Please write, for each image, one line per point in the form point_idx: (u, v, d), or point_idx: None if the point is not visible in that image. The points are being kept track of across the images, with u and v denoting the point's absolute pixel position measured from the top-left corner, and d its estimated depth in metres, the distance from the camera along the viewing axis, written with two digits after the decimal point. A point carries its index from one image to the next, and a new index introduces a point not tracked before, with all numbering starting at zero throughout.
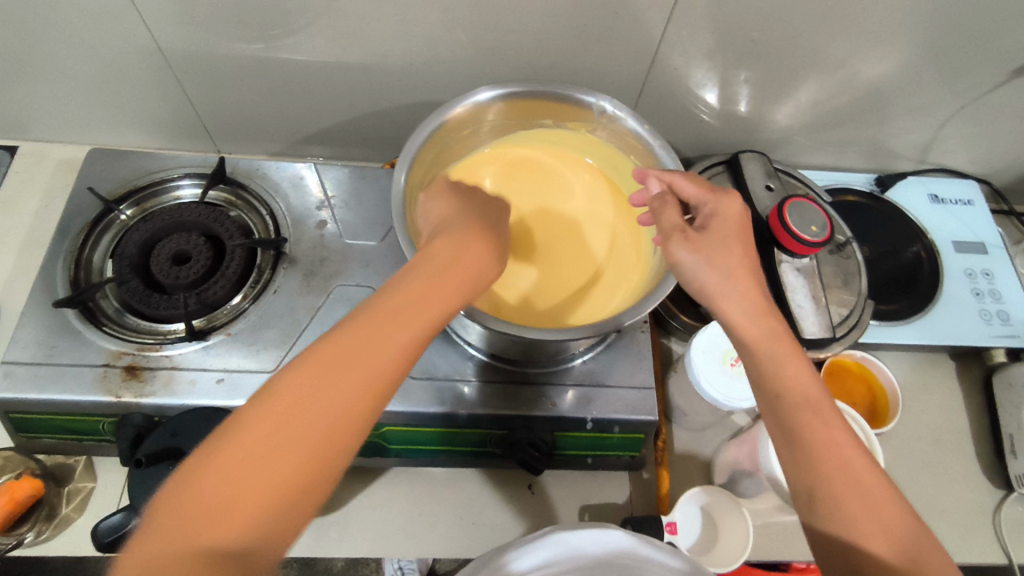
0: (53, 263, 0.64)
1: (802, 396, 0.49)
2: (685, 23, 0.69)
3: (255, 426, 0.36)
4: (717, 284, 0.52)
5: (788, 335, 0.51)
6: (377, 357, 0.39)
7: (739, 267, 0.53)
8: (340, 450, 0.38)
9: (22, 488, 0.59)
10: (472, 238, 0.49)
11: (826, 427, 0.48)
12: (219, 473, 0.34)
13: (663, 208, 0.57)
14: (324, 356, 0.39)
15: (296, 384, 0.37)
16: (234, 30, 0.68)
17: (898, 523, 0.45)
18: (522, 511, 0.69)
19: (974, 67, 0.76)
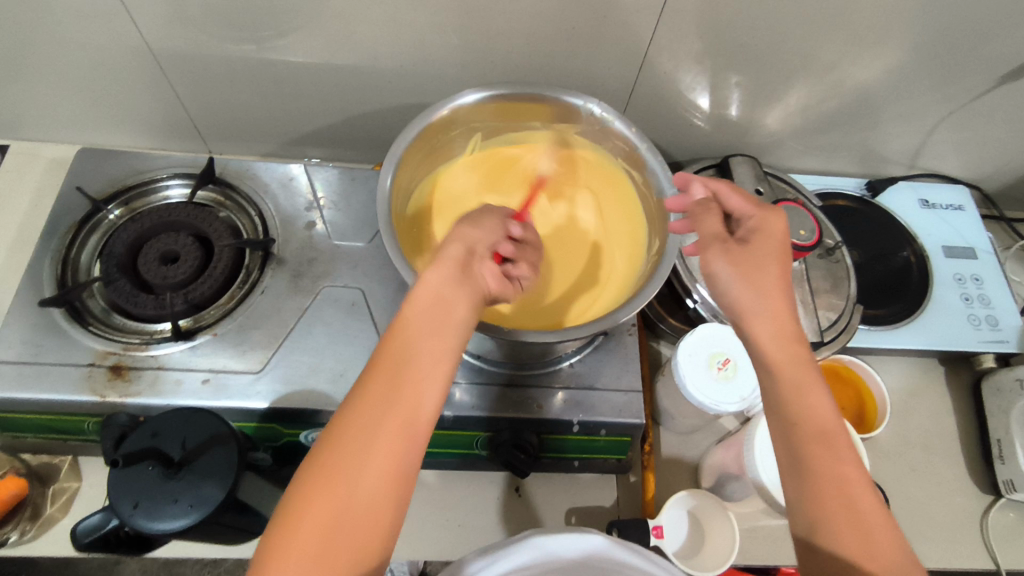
0: (40, 262, 0.64)
1: (819, 426, 0.49)
2: (674, 26, 0.69)
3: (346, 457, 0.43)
4: (754, 297, 0.53)
5: (812, 367, 0.51)
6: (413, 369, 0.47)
7: (767, 280, 0.54)
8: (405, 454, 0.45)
9: (6, 487, 0.58)
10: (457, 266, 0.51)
11: (835, 459, 0.48)
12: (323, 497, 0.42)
13: (704, 215, 0.57)
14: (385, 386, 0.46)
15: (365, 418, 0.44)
16: (224, 31, 0.68)
17: (894, 558, 0.44)
18: (509, 513, 0.69)
19: (963, 73, 0.77)
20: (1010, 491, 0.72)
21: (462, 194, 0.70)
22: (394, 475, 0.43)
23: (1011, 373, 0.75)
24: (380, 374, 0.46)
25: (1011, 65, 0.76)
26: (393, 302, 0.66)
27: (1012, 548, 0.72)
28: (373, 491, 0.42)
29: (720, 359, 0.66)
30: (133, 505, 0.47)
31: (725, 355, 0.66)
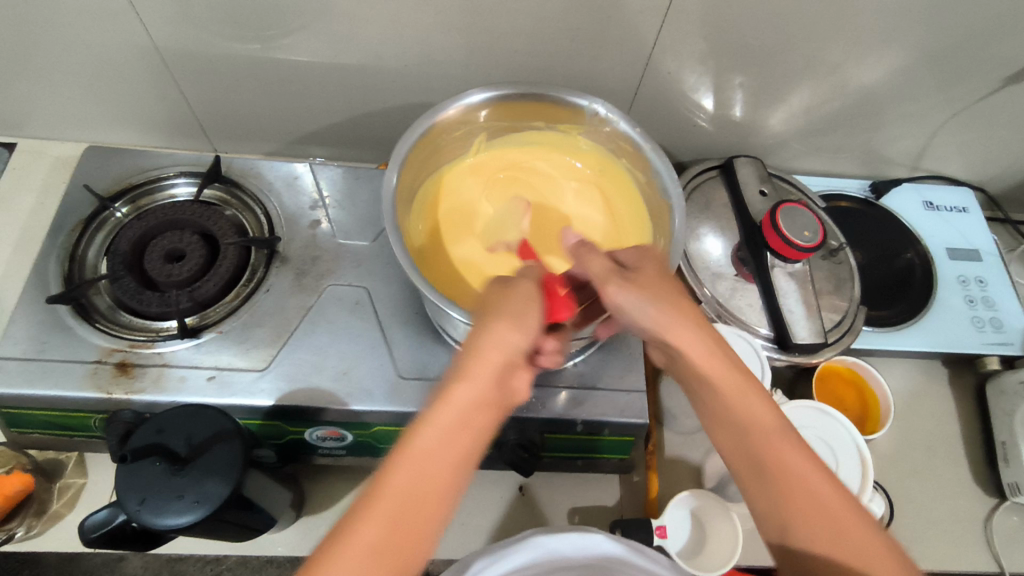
0: (46, 259, 0.64)
1: (768, 440, 0.49)
2: (678, 27, 0.69)
3: (365, 525, 0.40)
4: (694, 314, 0.52)
5: (755, 389, 0.50)
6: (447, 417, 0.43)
7: (662, 283, 0.52)
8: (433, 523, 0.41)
9: (11, 483, 0.59)
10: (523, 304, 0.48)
11: (789, 457, 0.48)
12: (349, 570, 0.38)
13: (587, 254, 0.54)
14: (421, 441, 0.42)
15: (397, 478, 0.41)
16: (229, 31, 0.68)
17: (866, 541, 0.45)
18: (511, 512, 0.69)
19: (967, 75, 0.77)
20: (1015, 494, 0.72)
21: (464, 192, 0.69)
22: (405, 560, 0.40)
23: (1015, 376, 0.75)
24: (405, 466, 0.41)
25: (1015, 68, 0.76)
26: (397, 301, 0.67)
27: (1015, 551, 0.72)
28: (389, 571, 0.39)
29: None
30: (140, 500, 0.47)
31: None
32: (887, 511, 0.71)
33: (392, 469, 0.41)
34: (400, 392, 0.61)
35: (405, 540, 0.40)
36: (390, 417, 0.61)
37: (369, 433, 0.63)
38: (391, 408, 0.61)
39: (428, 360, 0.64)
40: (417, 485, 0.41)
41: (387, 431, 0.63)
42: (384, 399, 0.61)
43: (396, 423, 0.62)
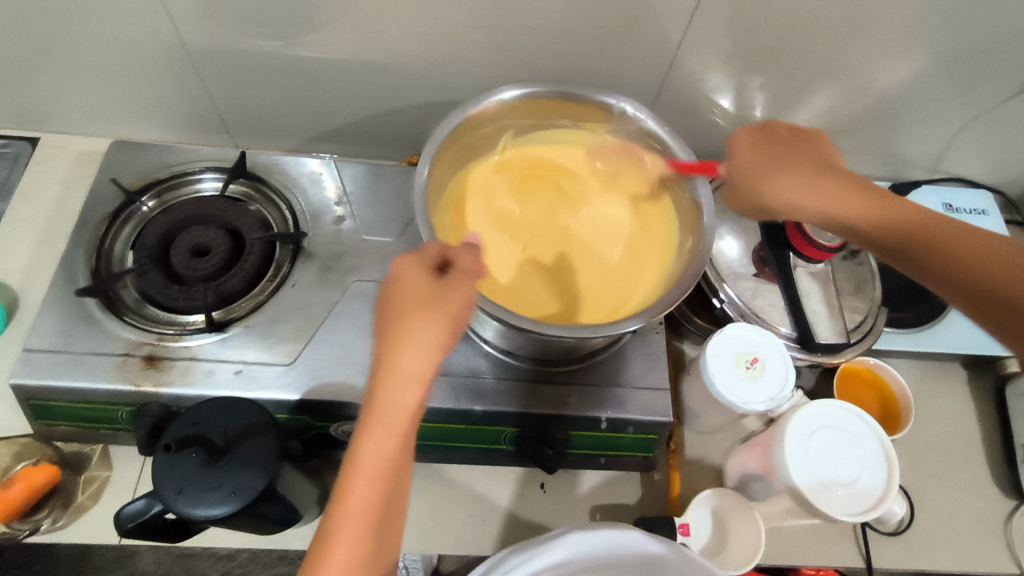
0: (74, 252, 0.65)
1: (988, 249, 0.51)
2: (703, 27, 0.69)
3: (349, 510, 0.44)
4: (862, 198, 0.56)
5: (878, 193, 0.56)
6: (400, 410, 0.46)
7: (817, 178, 0.57)
8: (397, 491, 0.47)
9: (38, 475, 0.59)
10: (418, 309, 0.48)
11: (1004, 277, 0.49)
12: (341, 548, 0.43)
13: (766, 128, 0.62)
14: (378, 435, 0.45)
15: (366, 466, 0.45)
16: (256, 27, 0.69)
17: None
18: (532, 509, 0.69)
19: (989, 78, 0.77)
20: None
21: (491, 190, 0.69)
22: (383, 525, 0.46)
23: None
24: (375, 483, 0.45)
25: None
26: None
27: None
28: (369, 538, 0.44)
29: (747, 358, 0.66)
30: (178, 490, 0.47)
31: (752, 354, 0.66)
32: (907, 513, 0.72)
33: (361, 490, 0.44)
34: (425, 388, 0.62)
35: (384, 532, 0.46)
36: None
37: None
38: None
39: (452, 356, 0.64)
40: (381, 470, 0.45)
41: None
42: None
43: (421, 418, 0.62)
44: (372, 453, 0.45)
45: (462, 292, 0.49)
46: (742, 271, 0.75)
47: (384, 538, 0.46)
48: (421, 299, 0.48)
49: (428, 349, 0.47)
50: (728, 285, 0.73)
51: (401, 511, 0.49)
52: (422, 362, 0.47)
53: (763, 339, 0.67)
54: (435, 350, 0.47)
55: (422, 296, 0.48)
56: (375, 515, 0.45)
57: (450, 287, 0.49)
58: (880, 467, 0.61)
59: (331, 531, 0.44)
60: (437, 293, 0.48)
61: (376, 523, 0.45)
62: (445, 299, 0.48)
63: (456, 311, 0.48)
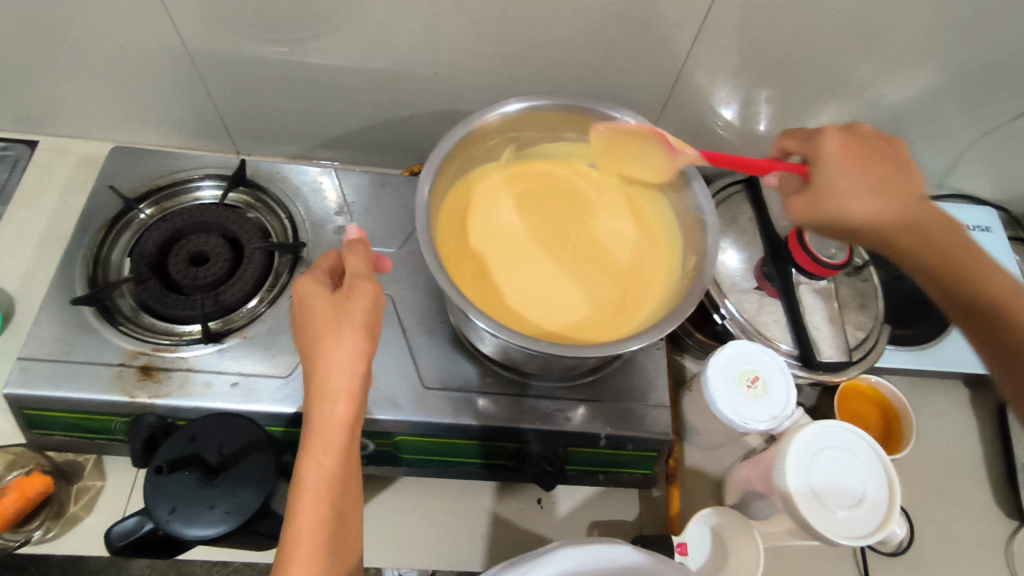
0: (71, 259, 0.64)
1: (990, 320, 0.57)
2: (711, 41, 0.69)
3: (302, 521, 0.45)
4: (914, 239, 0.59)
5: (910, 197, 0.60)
6: (334, 417, 0.48)
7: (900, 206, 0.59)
8: (346, 500, 0.48)
9: (34, 484, 0.58)
10: (327, 318, 0.50)
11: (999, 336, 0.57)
12: (300, 559, 0.43)
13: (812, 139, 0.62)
14: (317, 444, 0.47)
15: (314, 477, 0.46)
16: (262, 33, 0.68)
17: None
18: (531, 525, 0.68)
19: (997, 95, 0.77)
20: None
21: (500, 205, 0.69)
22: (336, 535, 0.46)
23: None
24: (322, 492, 0.46)
25: None
26: (422, 309, 0.66)
27: None
28: (325, 550, 0.45)
29: (749, 376, 0.65)
30: (170, 509, 0.47)
31: (755, 372, 0.65)
32: (907, 533, 0.71)
33: (308, 506, 0.45)
34: (425, 402, 0.61)
35: (341, 544, 0.46)
36: (414, 427, 0.60)
37: (391, 442, 0.63)
38: (415, 418, 0.60)
39: (452, 370, 0.63)
40: (328, 478, 0.46)
41: (409, 440, 0.62)
42: (408, 409, 0.60)
43: (419, 432, 0.61)
44: (313, 463, 0.46)
45: (359, 300, 0.51)
46: (745, 284, 0.74)
47: (341, 547, 0.47)
48: (328, 313, 0.51)
49: (354, 356, 0.50)
50: (731, 300, 0.72)
51: (356, 521, 0.49)
52: (348, 371, 0.49)
53: (765, 356, 0.66)
54: (358, 358, 0.50)
55: (331, 310, 0.51)
56: (329, 523, 0.46)
57: (355, 298, 0.51)
58: (881, 485, 0.61)
59: (285, 546, 0.44)
60: (346, 306, 0.50)
61: (331, 531, 0.46)
62: (349, 304, 0.51)
63: (368, 317, 0.51)
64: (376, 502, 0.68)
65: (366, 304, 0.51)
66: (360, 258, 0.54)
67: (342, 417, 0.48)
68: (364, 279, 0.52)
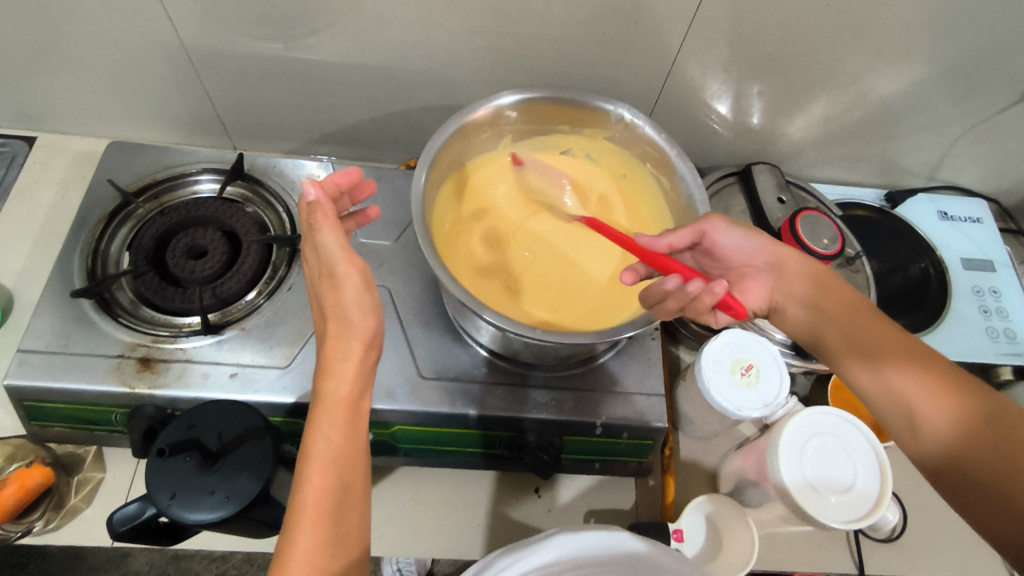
0: (70, 253, 0.65)
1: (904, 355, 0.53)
2: (702, 35, 0.70)
3: (307, 493, 0.45)
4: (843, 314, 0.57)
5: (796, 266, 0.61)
6: (337, 394, 0.48)
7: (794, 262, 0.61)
8: (355, 475, 0.48)
9: (32, 476, 0.59)
10: (329, 296, 0.50)
11: (911, 374, 0.51)
12: (305, 530, 0.44)
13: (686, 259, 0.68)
14: (322, 420, 0.48)
15: (319, 452, 0.46)
16: (257, 29, 0.69)
17: (942, 412, 0.49)
18: (528, 514, 0.69)
19: (986, 87, 0.77)
20: None
21: (496, 197, 0.70)
22: (344, 508, 0.46)
23: None
24: (327, 466, 0.46)
25: None
26: (418, 301, 0.67)
27: None
28: (331, 522, 0.45)
29: (742, 365, 0.66)
30: (170, 495, 0.48)
31: (748, 361, 0.66)
32: (900, 519, 0.71)
33: (314, 477, 0.45)
34: (422, 392, 0.62)
35: (349, 517, 0.46)
36: (411, 416, 0.61)
37: (389, 432, 0.63)
38: (413, 407, 0.61)
39: (448, 361, 0.64)
40: (334, 452, 0.47)
41: (406, 430, 0.63)
42: (405, 399, 0.61)
43: (417, 422, 0.62)
44: (318, 439, 0.47)
45: (348, 285, 0.49)
46: None
47: (351, 521, 0.46)
48: (328, 293, 0.50)
49: (355, 335, 0.49)
50: None
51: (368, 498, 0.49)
52: (352, 350, 0.49)
53: (757, 346, 0.67)
54: (359, 338, 0.49)
55: (329, 290, 0.50)
56: (335, 496, 0.46)
57: (344, 280, 0.49)
58: (873, 469, 0.62)
59: (291, 516, 0.44)
60: (338, 286, 0.49)
61: (338, 504, 0.46)
62: (341, 283, 0.49)
63: (367, 297, 0.50)
64: (374, 492, 0.68)
65: (358, 283, 0.49)
66: (333, 236, 0.48)
67: (345, 396, 0.48)
68: (349, 262, 0.49)
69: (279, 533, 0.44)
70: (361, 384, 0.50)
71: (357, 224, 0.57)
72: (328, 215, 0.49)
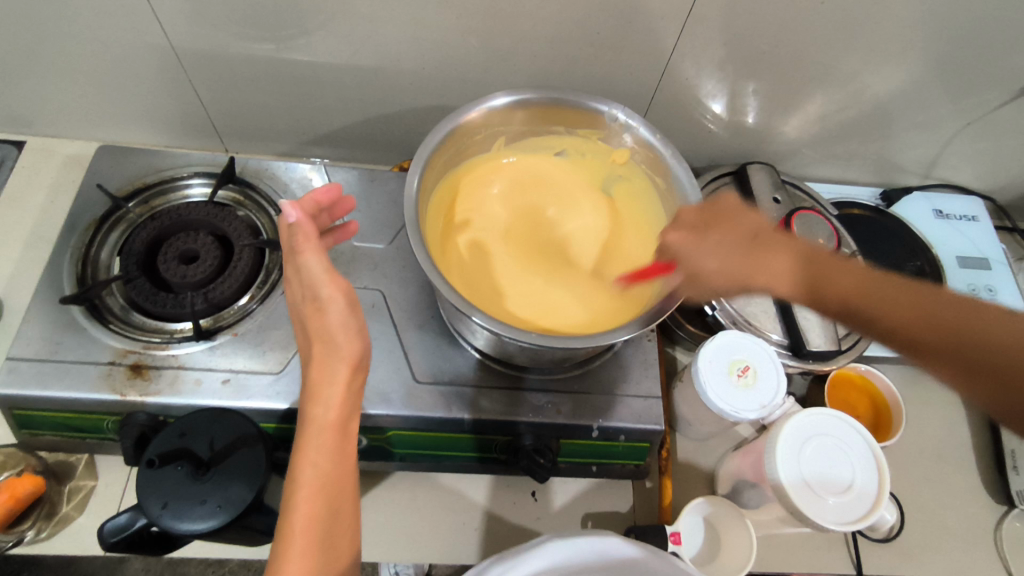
0: (60, 259, 0.64)
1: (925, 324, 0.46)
2: (697, 34, 0.69)
3: (297, 522, 0.44)
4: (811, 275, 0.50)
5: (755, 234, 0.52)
6: (325, 418, 0.48)
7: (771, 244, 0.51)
8: (343, 500, 0.47)
9: (23, 484, 0.58)
10: (313, 319, 0.50)
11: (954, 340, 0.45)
12: (293, 561, 0.43)
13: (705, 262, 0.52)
14: (310, 446, 0.47)
15: (308, 478, 0.46)
16: (246, 30, 0.68)
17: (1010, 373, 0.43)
18: (525, 518, 0.69)
19: (979, 85, 0.77)
20: None
21: (488, 201, 0.69)
22: (331, 534, 0.46)
23: None
24: (315, 493, 0.45)
25: None
26: (413, 304, 0.67)
27: None
28: (319, 551, 0.44)
29: (740, 366, 0.66)
30: (162, 505, 0.47)
31: (745, 363, 0.66)
32: (897, 518, 0.72)
33: (302, 505, 0.45)
34: (416, 396, 0.61)
35: (337, 544, 0.46)
36: (406, 421, 0.61)
37: (384, 437, 0.63)
38: (408, 412, 0.60)
39: (443, 364, 0.64)
40: (323, 477, 0.46)
41: (401, 435, 0.62)
42: (400, 403, 0.60)
43: (411, 427, 0.61)
44: (305, 464, 0.46)
45: (334, 307, 0.50)
46: None
47: (337, 546, 0.46)
48: (312, 317, 0.50)
49: (343, 357, 0.49)
50: None
51: (355, 521, 0.49)
52: (340, 372, 0.49)
53: (753, 347, 0.67)
54: (348, 359, 0.49)
55: (314, 314, 0.50)
56: (324, 523, 0.45)
57: (328, 303, 0.50)
58: (871, 475, 0.62)
59: (279, 546, 0.44)
60: (323, 310, 0.50)
61: (327, 531, 0.46)
62: (326, 306, 0.50)
63: (353, 320, 0.50)
64: (369, 497, 0.68)
65: (343, 305, 0.50)
66: (314, 256, 0.50)
67: (334, 419, 0.48)
68: (332, 283, 0.50)
69: (267, 562, 0.43)
70: (350, 406, 0.49)
71: (336, 239, 0.59)
72: (310, 237, 0.51)
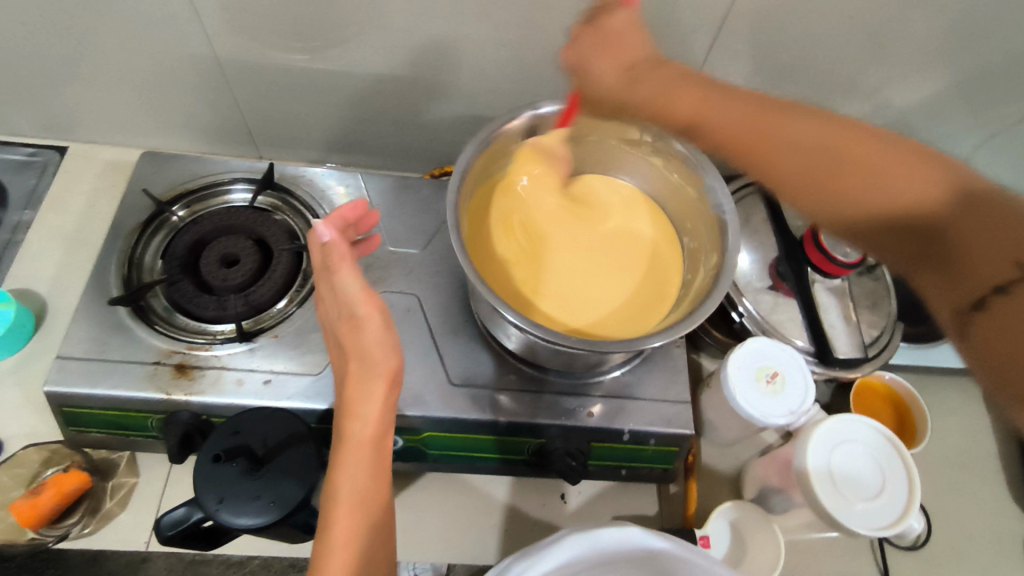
0: (107, 260, 0.66)
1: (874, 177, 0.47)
2: (727, 46, 0.71)
3: (335, 537, 0.47)
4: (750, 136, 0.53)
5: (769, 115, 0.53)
6: (361, 435, 0.49)
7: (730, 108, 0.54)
8: (378, 514, 0.50)
9: (70, 480, 0.60)
10: (347, 335, 0.51)
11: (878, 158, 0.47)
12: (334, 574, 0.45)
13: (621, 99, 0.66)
14: (346, 462, 0.49)
15: (346, 494, 0.48)
16: (288, 41, 0.70)
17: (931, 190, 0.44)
18: (554, 520, 0.70)
19: (1004, 98, 0.78)
20: None
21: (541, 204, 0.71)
22: (371, 547, 0.48)
23: None
24: (352, 508, 0.48)
25: None
26: (447, 308, 0.68)
27: None
28: (358, 564, 0.47)
29: (768, 372, 0.67)
30: (218, 500, 0.49)
31: (772, 369, 0.67)
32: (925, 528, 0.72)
33: (341, 521, 0.47)
34: (451, 399, 0.62)
35: (374, 554, 0.49)
36: (441, 423, 0.62)
37: (418, 439, 0.64)
38: (443, 414, 0.62)
39: (477, 368, 0.65)
40: (360, 493, 0.48)
41: (436, 436, 0.64)
42: (435, 406, 0.62)
43: (445, 429, 0.63)
44: (343, 480, 0.48)
45: (370, 325, 0.51)
46: (759, 283, 0.75)
47: (376, 558, 0.49)
48: (346, 333, 0.51)
49: (378, 375, 0.50)
50: (748, 299, 0.74)
51: (390, 531, 0.52)
52: (375, 389, 0.50)
53: (783, 354, 0.68)
54: (382, 377, 0.50)
55: (349, 330, 0.51)
56: (362, 537, 0.48)
57: (365, 321, 0.51)
58: (901, 482, 0.62)
59: (320, 558, 0.46)
60: (359, 327, 0.51)
61: (365, 544, 0.48)
62: (359, 323, 0.51)
63: (388, 339, 0.51)
64: (401, 498, 0.69)
65: (378, 323, 0.51)
66: (350, 275, 0.50)
67: (370, 436, 0.50)
68: (368, 302, 0.51)
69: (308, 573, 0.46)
70: (385, 422, 0.51)
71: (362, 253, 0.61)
72: (344, 255, 0.51)
